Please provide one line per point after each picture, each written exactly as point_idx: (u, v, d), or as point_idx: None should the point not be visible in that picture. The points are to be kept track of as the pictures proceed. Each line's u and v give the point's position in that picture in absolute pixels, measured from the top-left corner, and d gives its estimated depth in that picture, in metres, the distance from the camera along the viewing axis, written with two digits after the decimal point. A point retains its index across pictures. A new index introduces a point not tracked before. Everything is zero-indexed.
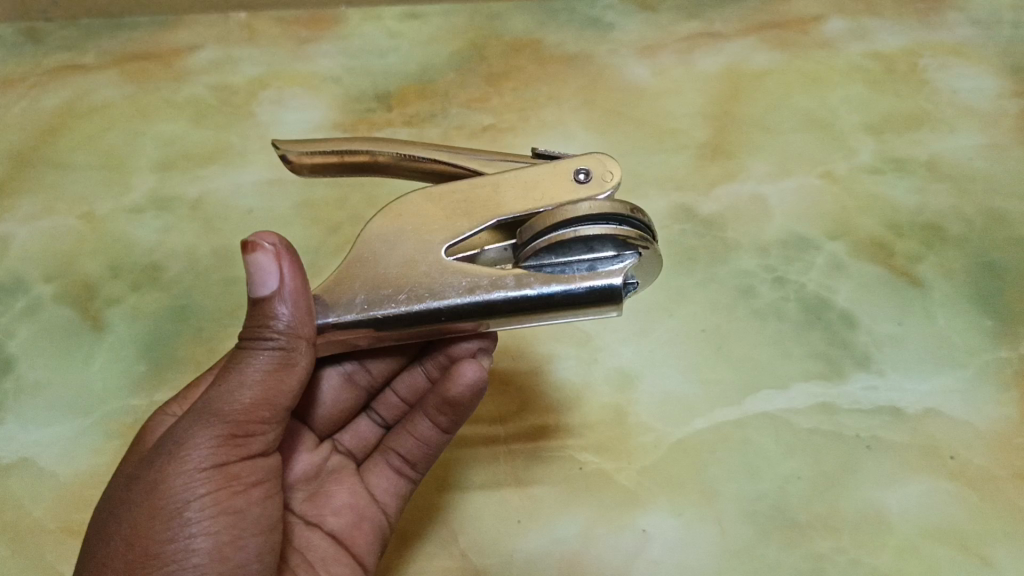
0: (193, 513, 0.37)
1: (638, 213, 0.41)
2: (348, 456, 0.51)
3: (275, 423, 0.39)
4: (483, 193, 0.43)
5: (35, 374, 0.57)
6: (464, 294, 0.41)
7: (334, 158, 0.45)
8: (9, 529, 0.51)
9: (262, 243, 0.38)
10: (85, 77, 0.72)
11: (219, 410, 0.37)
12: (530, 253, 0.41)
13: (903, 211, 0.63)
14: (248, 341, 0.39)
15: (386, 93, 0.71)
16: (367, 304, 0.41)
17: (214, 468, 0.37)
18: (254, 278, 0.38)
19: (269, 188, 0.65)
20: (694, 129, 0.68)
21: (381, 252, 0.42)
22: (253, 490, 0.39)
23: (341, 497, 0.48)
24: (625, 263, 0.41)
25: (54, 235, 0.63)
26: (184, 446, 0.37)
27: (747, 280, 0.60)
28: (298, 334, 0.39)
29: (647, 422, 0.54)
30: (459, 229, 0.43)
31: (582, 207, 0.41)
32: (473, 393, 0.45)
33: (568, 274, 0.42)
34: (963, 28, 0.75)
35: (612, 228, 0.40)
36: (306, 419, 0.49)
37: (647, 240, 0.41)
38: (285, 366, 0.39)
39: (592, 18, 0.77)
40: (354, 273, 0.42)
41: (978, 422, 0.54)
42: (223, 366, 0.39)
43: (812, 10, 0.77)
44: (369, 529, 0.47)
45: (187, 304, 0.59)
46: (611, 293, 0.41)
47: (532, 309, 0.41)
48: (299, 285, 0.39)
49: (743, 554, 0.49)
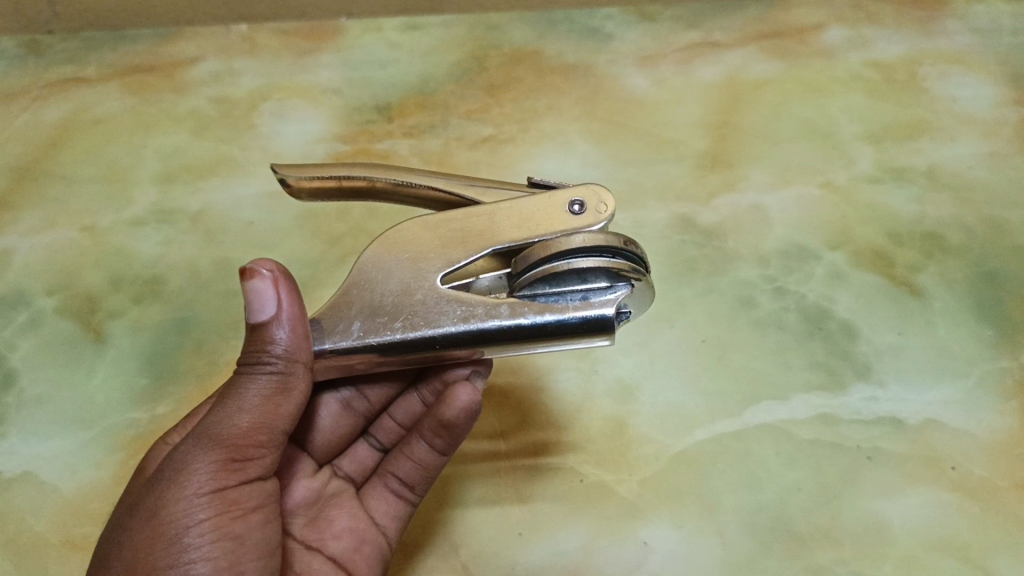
0: (193, 538, 0.37)
1: (631, 246, 0.41)
2: (347, 480, 0.51)
3: (273, 448, 0.40)
4: (478, 221, 0.44)
5: (37, 387, 0.57)
6: (459, 323, 0.41)
7: (331, 182, 0.45)
8: (11, 543, 0.51)
9: (260, 269, 0.38)
10: (86, 89, 0.73)
11: (217, 434, 0.38)
12: (524, 282, 0.42)
13: (902, 220, 0.64)
14: (245, 366, 0.39)
15: (387, 105, 0.71)
16: (363, 331, 0.42)
17: (213, 494, 0.37)
18: (253, 303, 0.38)
19: (270, 200, 0.66)
20: (694, 139, 0.68)
21: (376, 280, 0.43)
22: (252, 515, 0.39)
23: (341, 521, 0.48)
24: (617, 293, 0.42)
25: (55, 249, 0.63)
26: (183, 472, 0.37)
27: (747, 290, 0.60)
28: (295, 358, 0.39)
29: (647, 433, 0.54)
30: (454, 258, 0.43)
31: (576, 240, 0.41)
32: (468, 414, 0.45)
33: (562, 304, 0.42)
34: (962, 36, 0.76)
35: (605, 261, 0.41)
36: (304, 445, 0.49)
37: (639, 272, 0.41)
38: (282, 391, 0.39)
39: (591, 29, 0.77)
40: (351, 299, 0.42)
41: (979, 432, 0.53)
42: (221, 392, 0.40)
43: (811, 19, 0.77)
44: (369, 552, 0.47)
45: (188, 316, 0.59)
46: (604, 323, 0.41)
47: (526, 337, 0.42)
48: (296, 311, 0.39)
49: (744, 567, 0.49)
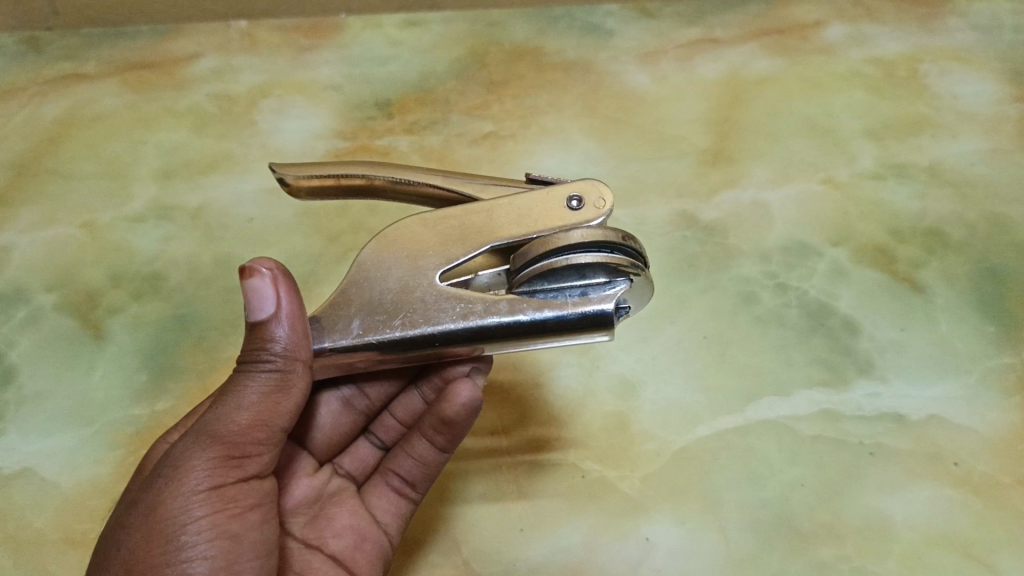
0: (191, 536, 0.36)
1: (630, 241, 0.41)
2: (349, 479, 0.51)
3: (272, 445, 0.39)
4: (478, 218, 0.43)
5: (36, 384, 0.57)
6: (459, 319, 0.41)
7: (331, 181, 0.45)
8: (11, 540, 0.50)
9: (259, 268, 0.38)
10: (86, 86, 0.72)
11: (216, 431, 0.37)
12: (523, 279, 0.41)
13: (904, 217, 0.63)
14: (245, 364, 0.39)
15: (387, 101, 0.71)
16: (362, 330, 0.41)
17: (211, 491, 0.37)
18: (253, 302, 0.38)
19: (270, 197, 0.65)
20: (695, 136, 0.68)
21: (376, 278, 0.42)
22: (250, 514, 0.39)
23: (341, 519, 0.47)
24: (616, 289, 0.42)
25: (55, 245, 0.63)
26: (181, 469, 0.37)
27: (748, 286, 0.60)
28: (294, 356, 0.39)
29: (649, 430, 0.54)
30: (453, 255, 0.43)
31: (575, 235, 0.41)
32: (468, 411, 0.45)
33: (561, 300, 0.42)
34: (963, 33, 0.75)
35: (604, 256, 0.41)
36: (305, 443, 0.49)
37: (638, 268, 0.41)
38: (281, 388, 0.39)
39: (591, 25, 0.77)
40: (350, 297, 0.42)
41: (981, 428, 0.53)
42: (220, 390, 0.40)
43: (812, 16, 0.77)
44: (370, 550, 0.47)
45: (188, 312, 0.59)
46: (603, 319, 0.41)
47: (526, 333, 0.41)
48: (296, 308, 0.39)
49: (747, 563, 0.49)
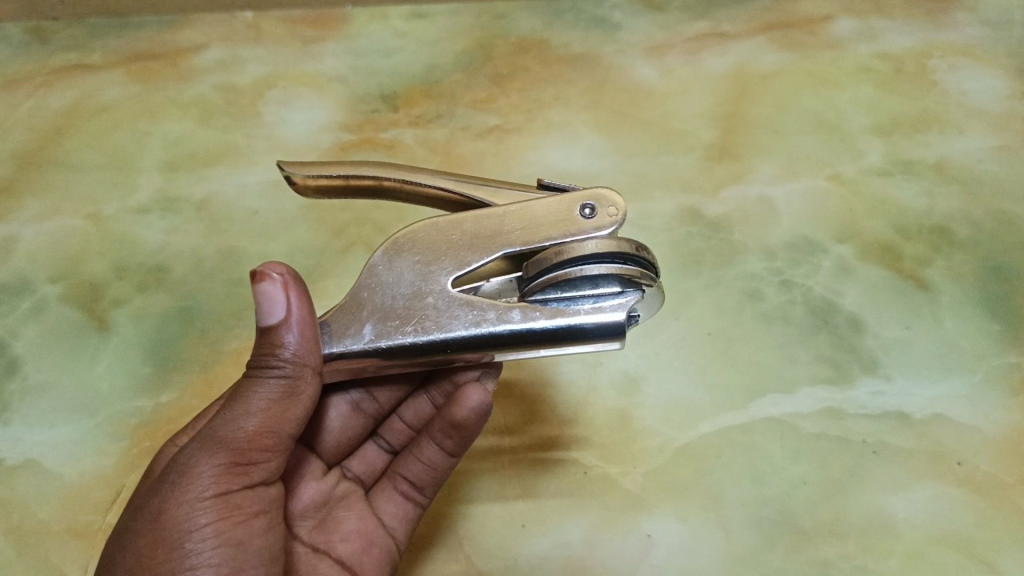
0: (196, 543, 0.36)
1: (643, 252, 0.40)
2: (357, 482, 0.51)
3: (278, 452, 0.39)
4: (490, 223, 0.43)
5: (41, 374, 0.57)
6: (471, 327, 0.41)
7: (339, 180, 0.45)
8: (15, 530, 0.51)
9: (270, 272, 0.38)
10: (91, 76, 0.72)
11: (223, 438, 0.37)
12: (535, 288, 0.41)
13: (910, 213, 0.63)
14: (254, 370, 0.39)
15: (392, 93, 0.71)
16: (374, 335, 0.41)
17: (216, 498, 0.37)
18: (264, 306, 0.38)
19: (274, 188, 0.65)
20: (701, 130, 0.68)
21: (387, 283, 0.42)
22: (256, 520, 0.39)
23: (350, 523, 0.47)
24: (629, 298, 0.41)
25: (60, 236, 0.63)
26: (187, 476, 0.37)
27: (753, 283, 0.60)
28: (304, 363, 0.39)
29: (653, 425, 0.54)
30: (465, 260, 0.43)
31: (589, 246, 0.40)
32: (479, 415, 0.45)
33: (573, 309, 0.41)
34: (973, 28, 0.75)
35: (617, 267, 0.40)
36: (314, 446, 0.49)
37: (651, 278, 0.41)
38: (289, 395, 0.39)
39: (598, 18, 0.76)
40: (362, 301, 0.42)
41: (986, 428, 0.53)
42: (229, 394, 0.39)
43: (820, 10, 0.76)
44: (377, 555, 0.47)
45: (192, 304, 0.59)
46: (615, 329, 0.41)
47: (537, 342, 0.41)
48: (306, 314, 0.39)
49: (748, 560, 0.49)
